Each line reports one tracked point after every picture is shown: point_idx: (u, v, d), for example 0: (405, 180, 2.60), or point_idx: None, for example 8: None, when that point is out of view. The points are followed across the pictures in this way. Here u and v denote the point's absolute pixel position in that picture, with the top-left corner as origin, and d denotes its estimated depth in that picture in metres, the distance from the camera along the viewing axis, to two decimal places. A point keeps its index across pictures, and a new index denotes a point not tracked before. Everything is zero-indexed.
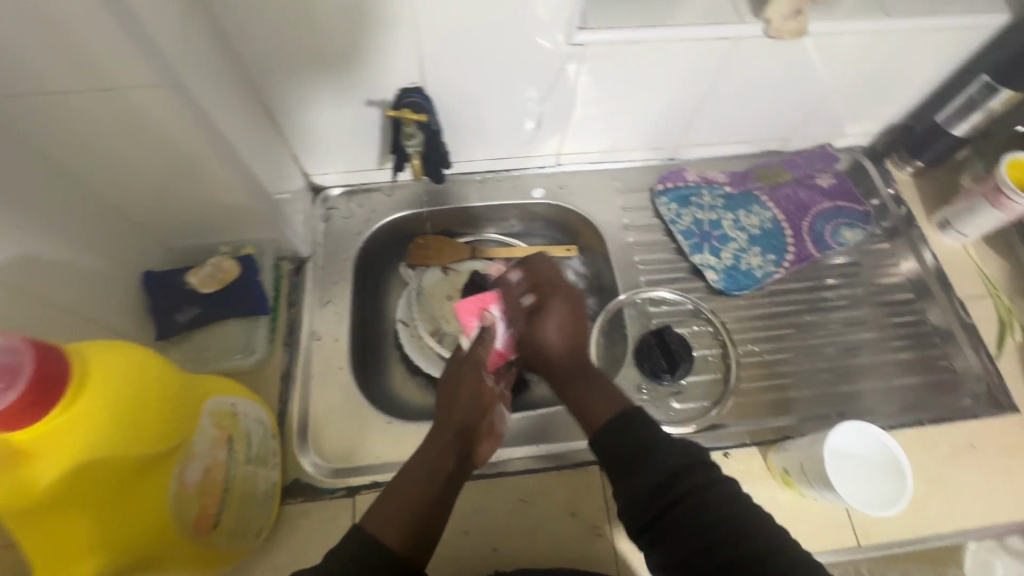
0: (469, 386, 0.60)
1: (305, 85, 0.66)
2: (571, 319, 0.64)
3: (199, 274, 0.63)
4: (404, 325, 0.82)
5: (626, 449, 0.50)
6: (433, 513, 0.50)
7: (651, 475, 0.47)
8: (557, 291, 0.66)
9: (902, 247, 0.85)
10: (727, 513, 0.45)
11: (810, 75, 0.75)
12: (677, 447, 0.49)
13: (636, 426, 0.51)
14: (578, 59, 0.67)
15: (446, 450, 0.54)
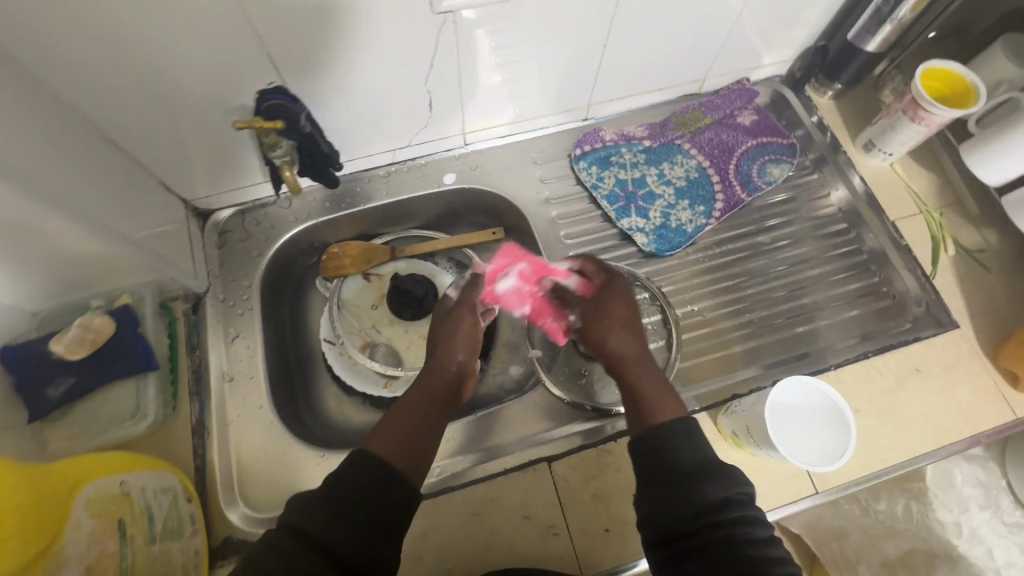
0: (473, 333, 0.66)
1: (146, 104, 0.57)
2: (629, 313, 0.66)
3: (65, 339, 0.55)
4: (330, 344, 0.76)
5: (678, 467, 0.50)
6: (422, 437, 0.55)
7: (695, 499, 0.48)
8: (617, 286, 0.68)
9: (831, 177, 0.82)
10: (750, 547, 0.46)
11: (710, 8, 0.69)
12: (726, 480, 0.49)
13: (689, 446, 0.51)
14: (451, 27, 0.60)
15: (440, 388, 0.60)
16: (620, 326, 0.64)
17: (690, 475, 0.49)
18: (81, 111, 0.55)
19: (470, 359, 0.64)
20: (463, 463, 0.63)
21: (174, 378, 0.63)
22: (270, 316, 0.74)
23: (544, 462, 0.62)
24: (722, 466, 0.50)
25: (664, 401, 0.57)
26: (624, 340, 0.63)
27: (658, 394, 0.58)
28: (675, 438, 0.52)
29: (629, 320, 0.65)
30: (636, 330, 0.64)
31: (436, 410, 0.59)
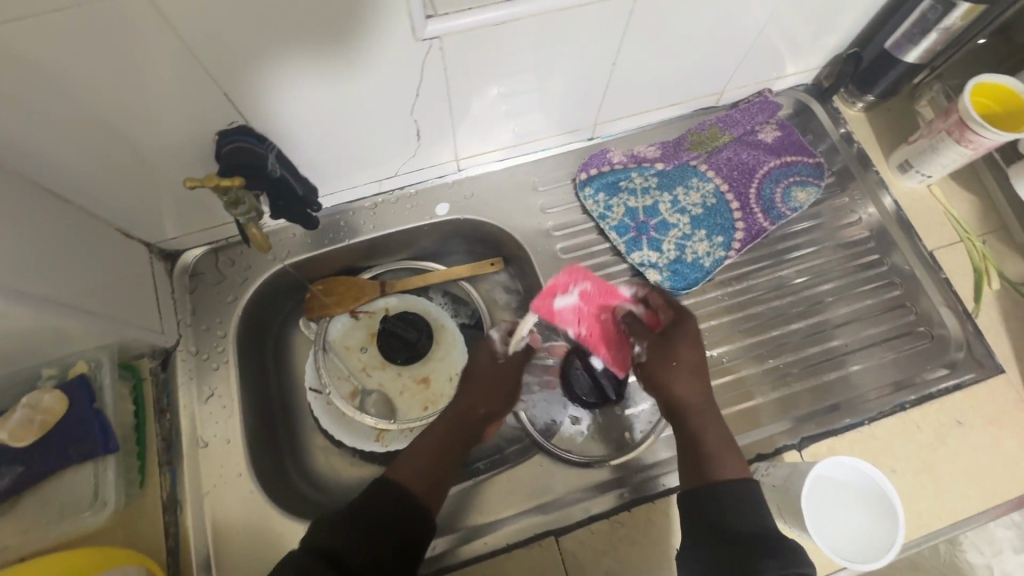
0: (509, 364, 0.64)
1: (90, 151, 0.50)
2: (697, 353, 0.57)
3: (10, 424, 0.49)
4: (316, 393, 0.70)
5: (734, 527, 0.46)
6: (445, 470, 0.55)
7: (745, 560, 0.43)
8: (685, 321, 0.59)
9: (861, 197, 0.75)
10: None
11: (731, 19, 0.61)
12: (785, 555, 0.43)
13: (749, 510, 0.47)
14: (439, 53, 0.52)
15: (470, 421, 0.59)
16: (688, 367, 0.56)
17: (744, 538, 0.45)
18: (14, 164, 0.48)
19: (502, 393, 0.62)
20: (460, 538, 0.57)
21: (141, 451, 0.57)
22: (250, 367, 0.67)
23: (551, 535, 0.57)
24: (786, 541, 0.44)
25: (725, 455, 0.52)
26: (688, 384, 0.55)
27: (721, 448, 0.52)
28: (730, 495, 0.48)
29: (696, 361, 0.56)
30: (703, 374, 0.56)
31: (463, 442, 0.58)
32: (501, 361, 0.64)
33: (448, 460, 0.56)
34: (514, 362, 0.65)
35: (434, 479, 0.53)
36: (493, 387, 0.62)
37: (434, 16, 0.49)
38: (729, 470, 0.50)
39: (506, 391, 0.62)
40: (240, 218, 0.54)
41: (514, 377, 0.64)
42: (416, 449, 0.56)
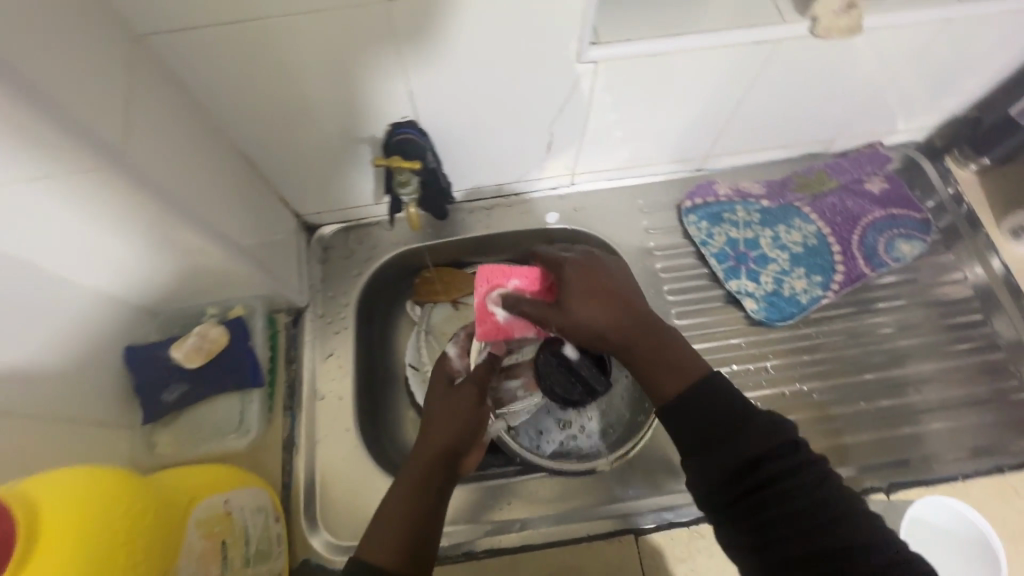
0: (462, 390, 0.57)
1: (283, 127, 0.58)
2: (596, 284, 0.52)
3: (185, 347, 0.58)
4: (414, 370, 0.74)
5: (714, 423, 0.43)
6: (429, 526, 0.47)
7: (737, 454, 0.41)
8: (568, 259, 0.55)
9: (967, 257, 0.76)
10: (822, 497, 0.39)
11: (859, 73, 0.65)
12: (764, 424, 0.42)
13: (718, 399, 0.44)
14: (591, 76, 0.59)
15: (438, 459, 0.51)
16: (589, 304, 0.51)
17: (727, 431, 0.42)
18: (226, 132, 0.57)
19: (468, 417, 0.55)
20: (542, 521, 0.62)
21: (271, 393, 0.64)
22: (363, 336, 0.74)
23: (629, 534, 0.60)
24: (757, 415, 0.42)
25: (670, 369, 0.48)
26: (593, 310, 0.51)
27: (659, 365, 0.48)
28: (690, 400, 0.44)
29: (598, 292, 0.51)
30: (610, 292, 0.51)
31: (438, 489, 0.50)
32: (453, 390, 0.57)
33: (428, 511, 0.48)
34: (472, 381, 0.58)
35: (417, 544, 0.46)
36: (454, 417, 0.54)
37: (598, 44, 0.56)
38: (672, 385, 0.47)
39: (473, 416, 0.55)
40: (406, 197, 0.64)
41: (474, 401, 0.56)
42: (381, 524, 0.46)
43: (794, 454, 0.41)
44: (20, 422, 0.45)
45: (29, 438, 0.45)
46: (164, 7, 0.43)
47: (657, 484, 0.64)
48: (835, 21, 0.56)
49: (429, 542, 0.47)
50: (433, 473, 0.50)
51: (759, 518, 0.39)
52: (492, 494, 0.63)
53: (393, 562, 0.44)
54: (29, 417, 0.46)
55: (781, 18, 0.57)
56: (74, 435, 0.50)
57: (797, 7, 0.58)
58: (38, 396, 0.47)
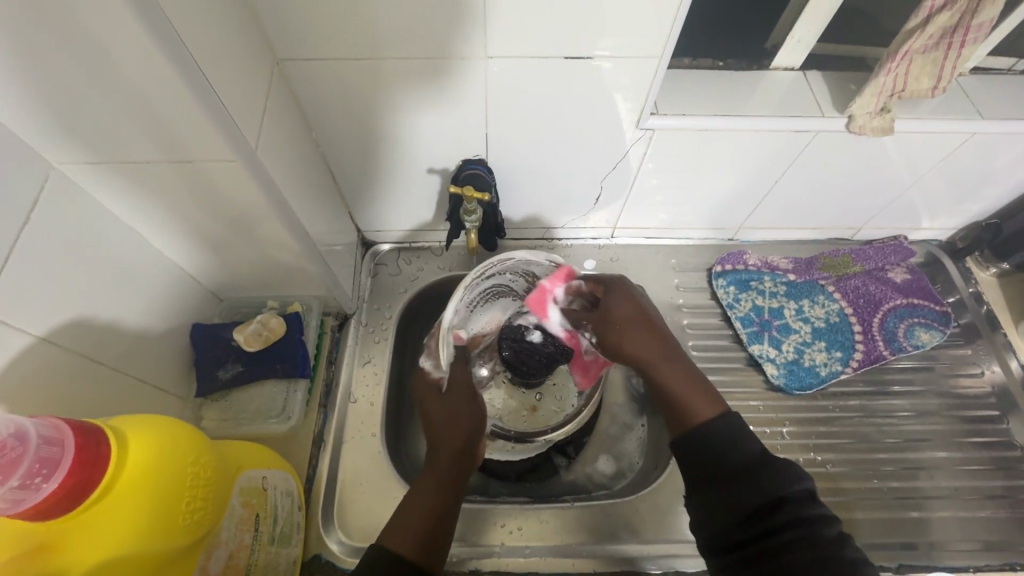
0: (456, 391, 0.61)
1: (368, 149, 0.66)
2: (635, 311, 0.56)
3: (246, 331, 0.63)
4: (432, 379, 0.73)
5: (729, 463, 0.44)
6: (447, 518, 0.50)
7: (751, 496, 0.42)
8: (623, 282, 0.59)
9: (986, 354, 0.79)
10: (838, 549, 0.39)
11: (887, 170, 0.71)
12: (780, 472, 0.43)
13: (735, 444, 0.45)
14: (644, 142, 0.66)
15: (451, 460, 0.54)
16: (631, 328, 0.55)
17: (744, 470, 0.44)
18: (320, 148, 0.65)
19: (468, 419, 0.58)
20: (551, 553, 0.63)
21: (310, 387, 0.68)
22: (400, 349, 0.78)
23: None
24: (777, 458, 0.44)
25: (697, 397, 0.50)
26: (637, 335, 0.54)
27: (691, 391, 0.50)
28: (715, 442, 0.46)
29: (642, 315, 0.56)
30: (655, 324, 0.56)
31: (451, 488, 0.52)
32: (446, 393, 0.61)
33: (444, 506, 0.50)
34: (462, 383, 0.62)
35: (435, 534, 0.48)
36: (457, 420, 0.58)
37: (656, 114, 0.63)
38: (700, 411, 0.49)
39: (472, 412, 0.59)
40: (469, 224, 0.68)
41: (469, 401, 0.60)
42: (400, 521, 0.48)
43: (813, 503, 0.42)
44: (101, 371, 0.50)
45: (107, 386, 0.50)
46: (303, 37, 0.52)
47: (667, 531, 0.65)
48: (867, 122, 0.62)
49: (444, 534, 0.48)
50: (448, 470, 0.53)
51: (770, 561, 0.40)
52: (504, 517, 0.64)
53: (412, 548, 0.46)
54: (109, 369, 0.50)
55: (820, 112, 0.64)
56: (139, 392, 0.55)
57: (836, 103, 0.65)
58: (121, 352, 0.52)
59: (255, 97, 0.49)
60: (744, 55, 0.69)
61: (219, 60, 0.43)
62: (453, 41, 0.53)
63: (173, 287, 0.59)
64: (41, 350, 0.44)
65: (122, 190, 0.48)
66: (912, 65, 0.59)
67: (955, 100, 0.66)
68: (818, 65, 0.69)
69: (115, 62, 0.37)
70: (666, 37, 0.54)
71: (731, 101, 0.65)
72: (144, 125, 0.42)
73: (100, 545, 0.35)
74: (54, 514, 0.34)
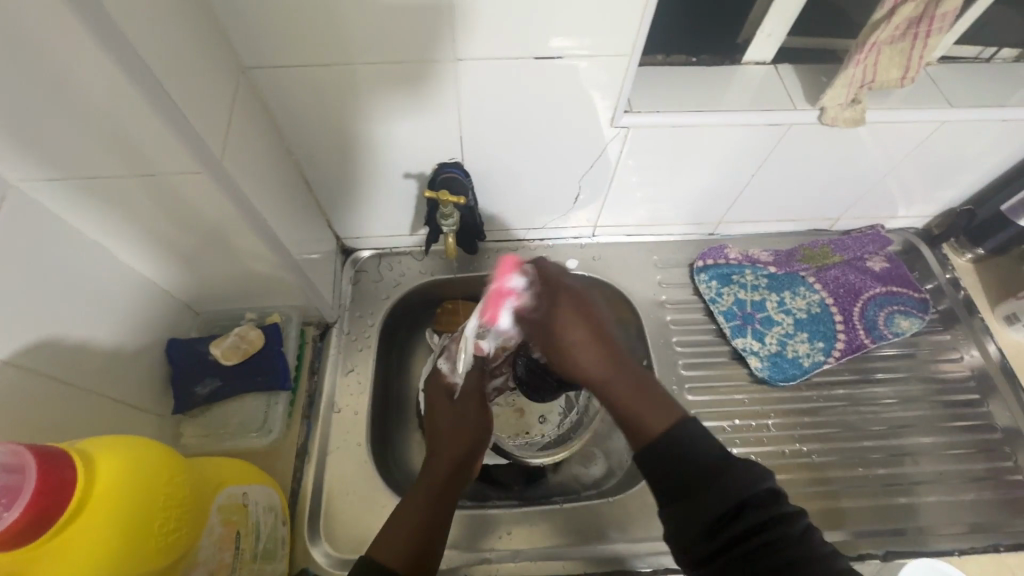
0: (467, 402, 0.61)
1: (342, 156, 0.65)
2: (577, 317, 0.53)
3: (223, 345, 0.63)
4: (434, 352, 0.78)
5: (685, 473, 0.41)
6: (440, 524, 0.49)
7: (714, 504, 0.39)
8: (564, 280, 0.55)
9: (964, 339, 0.80)
10: (804, 550, 0.38)
11: (862, 160, 0.72)
12: (742, 474, 0.40)
13: (693, 450, 0.42)
14: (620, 139, 0.66)
15: (451, 470, 0.54)
16: (575, 337, 0.52)
17: (706, 478, 0.40)
18: (294, 157, 0.64)
19: (474, 431, 0.59)
20: (540, 554, 0.62)
21: (293, 399, 0.68)
22: (384, 356, 0.77)
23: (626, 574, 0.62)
24: (735, 459, 0.41)
25: (650, 413, 0.46)
26: (586, 354, 0.51)
27: (641, 406, 0.47)
28: (676, 450, 0.43)
29: (590, 327, 0.52)
30: (605, 334, 0.52)
31: (449, 494, 0.52)
32: (457, 401, 0.61)
33: (436, 515, 0.49)
34: (476, 394, 0.62)
35: (424, 545, 0.47)
36: (463, 432, 0.58)
37: (630, 112, 0.63)
38: (654, 419, 0.45)
39: (479, 424, 0.60)
40: (446, 228, 0.67)
41: (478, 415, 0.60)
42: (394, 526, 0.48)
43: (775, 501, 0.40)
44: (71, 393, 0.48)
45: (77, 408, 0.49)
46: (269, 44, 0.51)
47: (657, 529, 0.64)
48: (839, 114, 0.63)
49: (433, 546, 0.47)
50: (446, 476, 0.53)
51: (735, 575, 0.38)
52: (497, 524, 0.64)
53: (397, 557, 0.45)
54: (81, 391, 0.49)
55: (793, 105, 0.64)
56: (114, 413, 0.53)
57: (808, 95, 0.65)
58: (92, 372, 0.51)
59: (219, 107, 0.48)
60: (716, 50, 0.69)
61: (179, 70, 0.42)
62: (423, 46, 0.53)
63: (146, 303, 0.58)
64: (7, 374, 0.42)
65: (86, 207, 0.47)
66: (880, 56, 0.59)
67: (924, 89, 0.66)
68: (788, 58, 0.69)
69: (71, 76, 0.36)
70: (635, 35, 0.54)
71: (704, 97, 0.65)
72: (105, 139, 0.41)
73: (70, 569, 0.34)
74: (19, 544, 0.33)
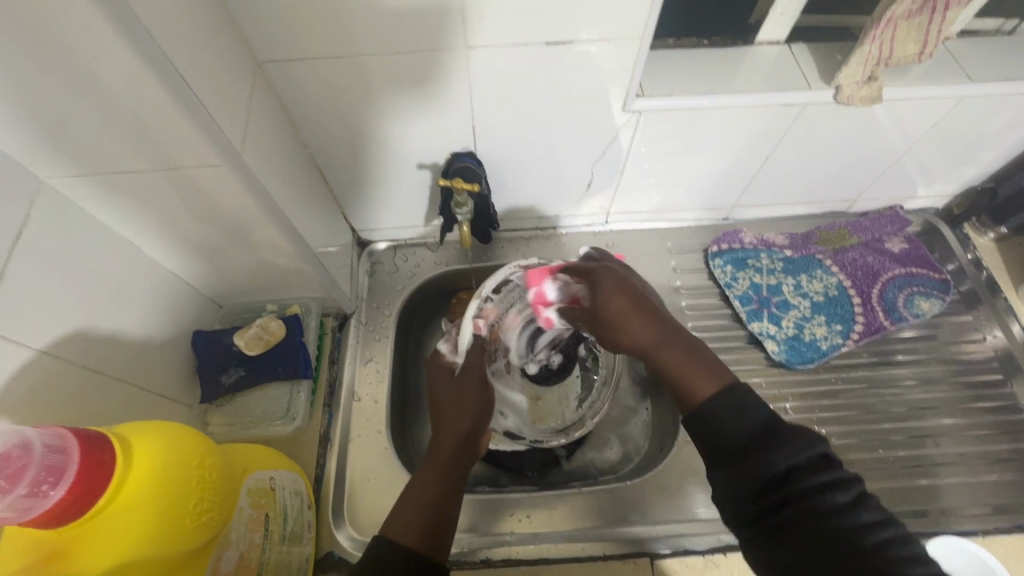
0: (468, 377, 0.61)
1: (356, 148, 0.66)
2: (626, 288, 0.52)
3: (246, 335, 0.64)
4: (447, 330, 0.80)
5: (730, 437, 0.41)
6: (450, 507, 0.48)
7: (761, 467, 0.39)
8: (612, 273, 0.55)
9: (987, 320, 0.79)
10: (849, 520, 0.37)
11: (879, 139, 0.71)
12: (791, 433, 0.40)
13: (740, 417, 0.41)
14: (633, 125, 0.65)
15: (454, 444, 0.54)
16: (622, 313, 0.51)
17: (752, 439, 0.40)
18: (309, 150, 0.65)
19: (477, 404, 0.59)
20: (561, 537, 0.63)
21: (314, 388, 0.69)
22: (401, 346, 0.78)
23: (645, 556, 0.62)
24: (787, 424, 0.41)
25: (698, 374, 0.45)
26: (634, 323, 0.50)
27: (693, 370, 0.45)
28: (729, 415, 0.42)
29: (635, 302, 0.51)
30: (652, 308, 0.51)
31: (458, 467, 0.52)
32: (458, 377, 0.61)
33: (449, 492, 0.49)
34: (475, 368, 0.62)
35: (435, 523, 0.46)
36: (464, 405, 0.58)
37: (642, 96, 0.62)
38: (706, 387, 0.44)
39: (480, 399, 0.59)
40: (460, 217, 0.68)
41: (478, 392, 0.60)
42: (404, 507, 0.47)
43: (824, 466, 0.39)
44: (104, 383, 0.50)
45: (110, 396, 0.50)
46: (284, 40, 0.52)
47: (675, 512, 0.65)
48: (856, 92, 0.62)
49: (449, 518, 0.47)
50: (450, 455, 0.53)
51: (788, 537, 0.37)
52: (512, 507, 0.65)
53: (415, 535, 0.44)
54: (112, 379, 0.51)
55: (808, 84, 0.63)
56: (144, 402, 0.55)
57: (822, 75, 0.64)
58: (124, 363, 0.52)
59: (238, 101, 0.49)
60: (727, 32, 0.68)
61: (200, 67, 0.43)
62: (434, 37, 0.53)
63: (171, 296, 0.60)
64: (44, 364, 0.44)
65: (113, 202, 0.48)
66: (896, 32, 0.58)
67: (942, 66, 0.65)
68: (802, 38, 0.68)
69: (97, 75, 0.37)
70: (646, 19, 0.54)
71: (717, 79, 0.64)
72: (131, 135, 0.42)
73: (109, 548, 0.36)
74: (60, 522, 0.34)
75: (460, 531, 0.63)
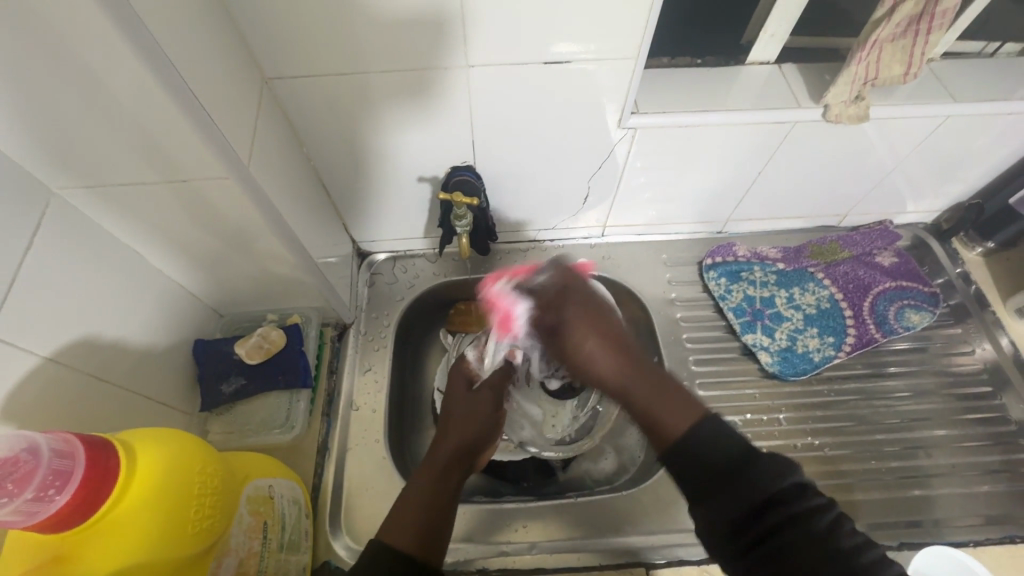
0: (480, 395, 0.61)
1: (358, 161, 0.67)
2: (595, 318, 0.52)
3: (247, 344, 0.65)
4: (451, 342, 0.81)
5: (711, 465, 0.39)
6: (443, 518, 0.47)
7: (739, 500, 0.38)
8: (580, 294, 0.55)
9: (976, 333, 0.80)
10: (835, 546, 0.36)
11: (867, 156, 0.73)
12: (770, 468, 0.38)
13: (718, 445, 0.40)
14: (628, 140, 0.67)
15: (455, 455, 0.54)
16: (592, 351, 0.49)
17: (729, 470, 0.39)
18: (312, 163, 0.66)
19: (484, 421, 0.59)
20: (558, 546, 0.63)
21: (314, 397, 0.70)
22: (400, 356, 0.79)
23: (641, 566, 0.63)
24: (760, 452, 0.39)
25: (666, 409, 0.43)
26: (601, 358, 0.49)
27: (659, 404, 0.44)
28: (703, 449, 0.40)
29: (602, 337, 0.50)
30: (617, 339, 0.50)
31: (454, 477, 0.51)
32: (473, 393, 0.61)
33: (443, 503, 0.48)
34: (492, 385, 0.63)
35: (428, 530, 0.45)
36: (472, 420, 0.58)
37: (636, 113, 0.64)
38: (675, 421, 0.42)
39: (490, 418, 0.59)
40: (460, 229, 0.70)
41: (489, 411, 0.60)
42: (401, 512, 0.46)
43: (803, 495, 0.38)
44: (106, 390, 0.51)
45: (112, 403, 0.51)
46: (290, 57, 0.54)
47: (671, 522, 0.65)
48: (843, 111, 0.64)
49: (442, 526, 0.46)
50: (448, 464, 0.52)
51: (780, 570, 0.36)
52: (510, 517, 0.65)
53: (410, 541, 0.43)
54: (115, 386, 0.51)
55: (797, 103, 0.65)
56: (145, 409, 0.56)
57: (811, 94, 0.66)
58: (127, 370, 0.53)
59: (245, 115, 0.50)
60: (719, 51, 0.71)
61: (210, 83, 0.45)
62: (435, 55, 0.55)
63: (174, 304, 0.60)
64: (49, 370, 0.45)
65: (121, 213, 0.50)
66: (882, 53, 0.60)
67: (927, 85, 0.67)
68: (792, 57, 0.71)
69: (113, 92, 0.39)
70: (640, 40, 0.56)
71: (709, 96, 0.66)
72: (142, 148, 0.44)
73: (112, 551, 0.36)
74: (66, 525, 0.35)
75: (458, 541, 0.63)
